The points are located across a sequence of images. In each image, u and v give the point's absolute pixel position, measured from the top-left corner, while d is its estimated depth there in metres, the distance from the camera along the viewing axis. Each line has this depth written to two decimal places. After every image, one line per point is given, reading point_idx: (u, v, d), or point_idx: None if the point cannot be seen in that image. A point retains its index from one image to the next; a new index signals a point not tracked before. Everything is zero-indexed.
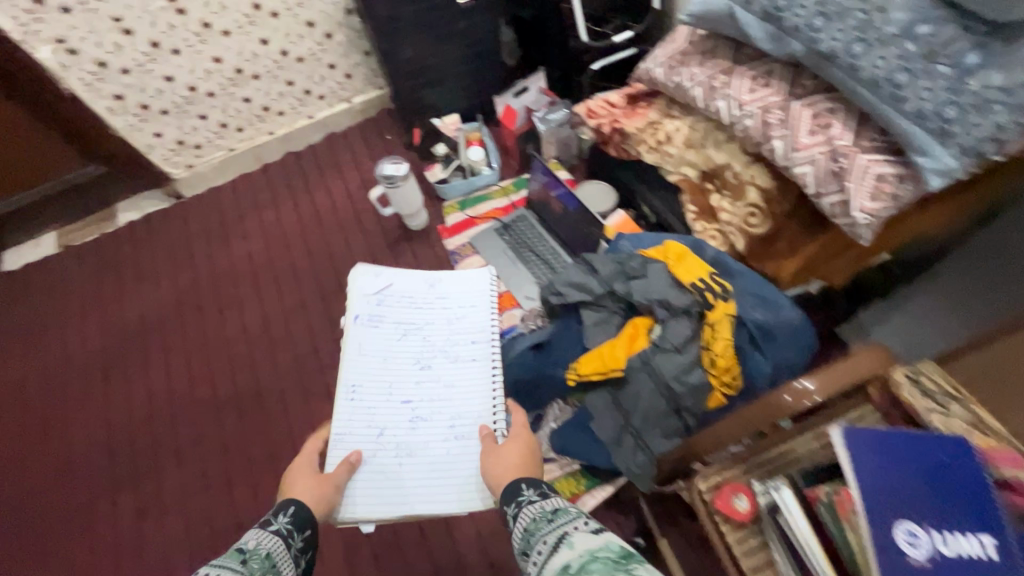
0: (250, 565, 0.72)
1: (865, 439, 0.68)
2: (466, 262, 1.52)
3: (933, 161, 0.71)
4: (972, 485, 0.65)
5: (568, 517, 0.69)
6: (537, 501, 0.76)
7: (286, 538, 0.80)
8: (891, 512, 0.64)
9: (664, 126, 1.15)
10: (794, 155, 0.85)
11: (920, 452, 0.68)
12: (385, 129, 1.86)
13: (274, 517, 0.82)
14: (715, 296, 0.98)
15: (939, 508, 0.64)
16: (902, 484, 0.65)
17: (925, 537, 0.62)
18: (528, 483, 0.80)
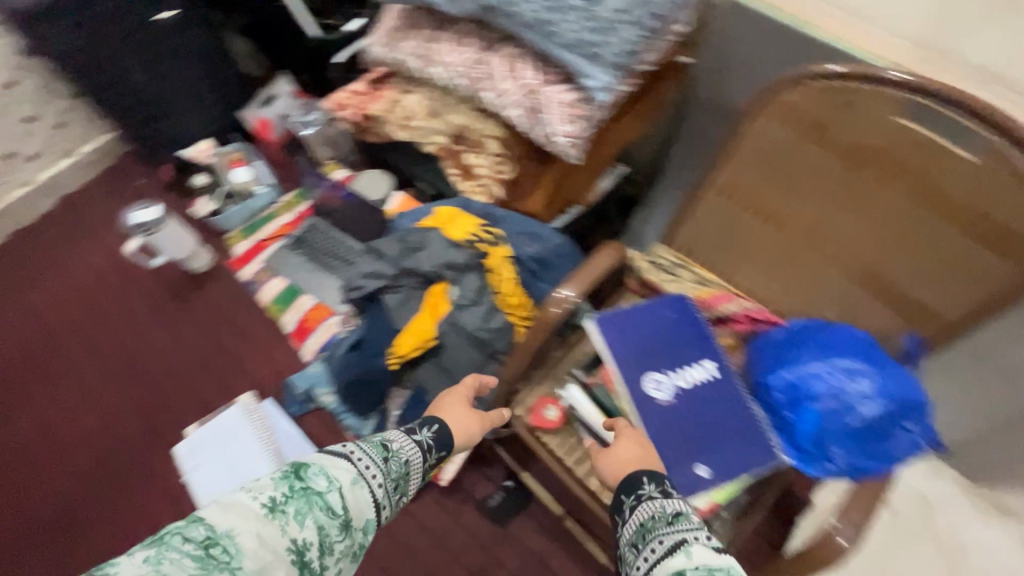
0: (390, 464, 0.67)
1: (611, 320, 0.79)
2: (266, 288, 1.44)
3: (594, 81, 0.84)
4: (691, 326, 0.80)
5: (692, 525, 0.56)
6: (659, 499, 0.61)
7: (424, 452, 0.75)
8: (639, 369, 0.76)
9: (405, 102, 1.18)
10: (502, 101, 0.94)
11: (654, 314, 0.80)
12: (132, 174, 1.64)
13: (418, 429, 0.77)
14: (489, 244, 1.05)
15: (674, 353, 0.77)
16: (644, 344, 0.77)
17: (667, 380, 0.75)
18: (651, 474, 0.64)
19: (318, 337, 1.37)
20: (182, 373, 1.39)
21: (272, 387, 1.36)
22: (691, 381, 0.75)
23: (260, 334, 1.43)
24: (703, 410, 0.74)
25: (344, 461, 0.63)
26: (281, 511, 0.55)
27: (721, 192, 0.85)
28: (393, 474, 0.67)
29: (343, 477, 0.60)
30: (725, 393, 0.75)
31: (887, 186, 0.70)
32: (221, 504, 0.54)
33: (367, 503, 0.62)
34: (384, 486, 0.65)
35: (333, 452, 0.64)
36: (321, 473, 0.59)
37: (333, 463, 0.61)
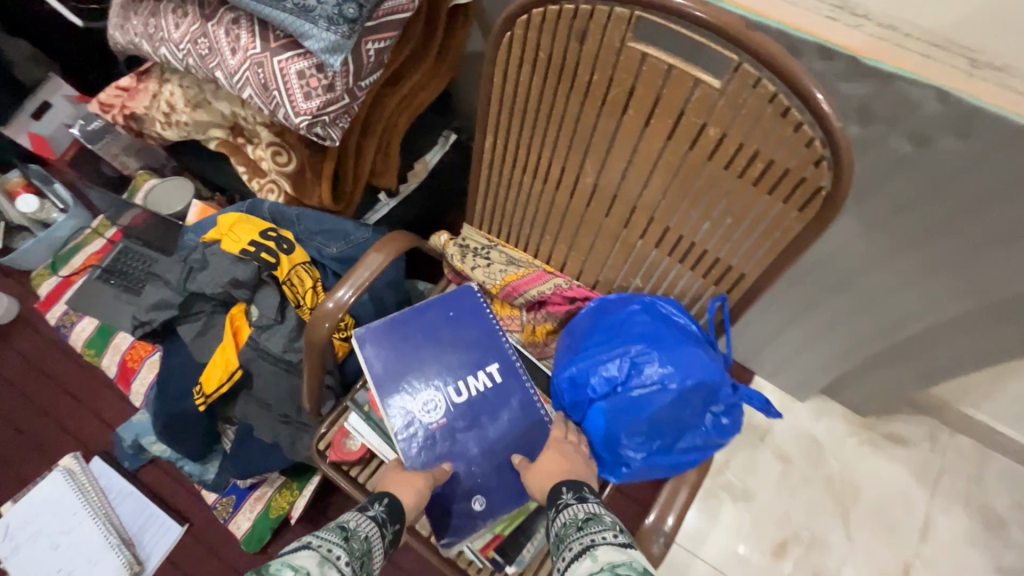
0: (352, 547, 0.53)
1: (378, 336, 0.69)
2: (76, 331, 1.25)
3: (317, 42, 0.67)
4: (474, 327, 0.72)
5: (604, 526, 0.51)
6: (576, 506, 0.54)
7: (382, 527, 0.57)
8: (409, 391, 0.67)
9: (164, 94, 0.98)
10: (235, 81, 0.77)
11: (430, 320, 0.71)
12: None
13: (370, 501, 0.59)
14: (275, 252, 0.88)
15: (451, 363, 0.69)
16: (415, 360, 0.69)
17: (441, 397, 0.68)
18: (569, 482, 0.57)
19: (142, 378, 1.19)
20: None
21: (102, 441, 1.20)
22: (473, 392, 0.69)
23: (84, 384, 1.24)
24: (485, 422, 0.68)
25: (305, 548, 0.49)
26: None
27: (497, 158, 0.72)
28: (358, 554, 0.53)
29: (309, 563, 0.47)
30: (511, 399, 0.69)
31: (647, 129, 0.57)
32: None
33: None
34: (353, 568, 0.51)
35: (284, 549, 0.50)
36: (285, 566, 0.46)
37: (295, 556, 0.48)
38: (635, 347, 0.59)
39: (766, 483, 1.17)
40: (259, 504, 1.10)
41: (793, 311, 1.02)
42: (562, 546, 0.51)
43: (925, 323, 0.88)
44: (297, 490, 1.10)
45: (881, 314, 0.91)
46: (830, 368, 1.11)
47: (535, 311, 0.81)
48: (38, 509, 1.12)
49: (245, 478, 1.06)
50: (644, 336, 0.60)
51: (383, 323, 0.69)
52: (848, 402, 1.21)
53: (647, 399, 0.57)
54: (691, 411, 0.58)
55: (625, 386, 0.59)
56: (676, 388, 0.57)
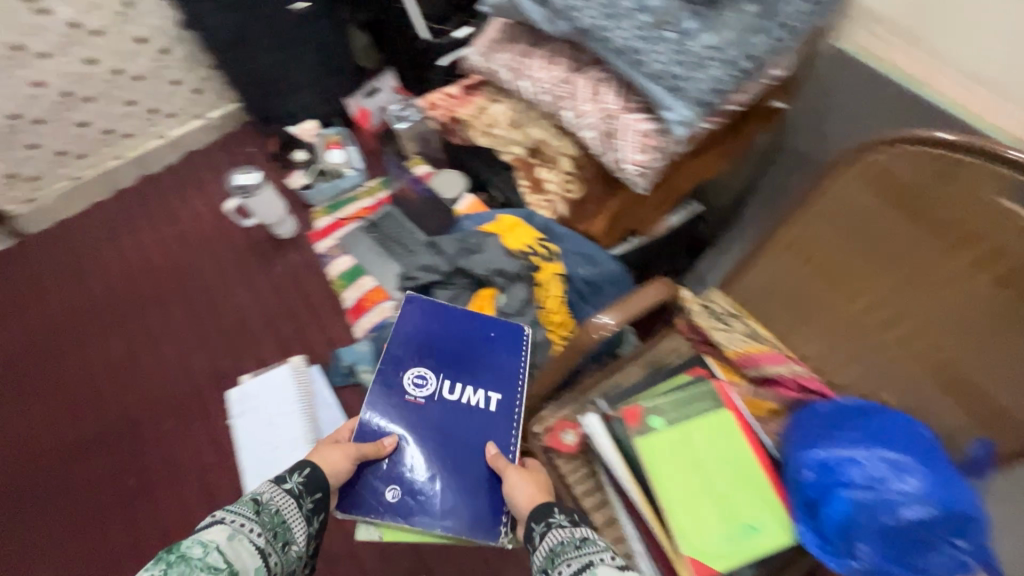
0: (261, 517, 0.73)
1: (422, 308, 0.99)
2: (335, 264, 1.54)
3: (675, 114, 0.82)
4: (505, 357, 0.96)
5: (599, 548, 0.69)
6: (567, 528, 0.73)
7: (299, 497, 0.77)
8: (406, 366, 0.93)
9: (490, 111, 1.22)
10: (580, 122, 0.94)
11: (463, 328, 0.98)
12: (246, 142, 1.83)
13: (289, 474, 0.79)
14: (542, 258, 1.06)
15: (459, 369, 0.94)
16: (445, 343, 0.95)
17: (430, 383, 0.92)
18: (560, 507, 0.77)
19: (371, 317, 1.44)
20: (248, 326, 1.52)
21: (323, 355, 1.46)
22: (465, 398, 0.92)
23: (322, 305, 1.53)
24: (462, 421, 0.90)
25: (216, 526, 0.69)
26: None
27: (791, 245, 0.83)
28: (270, 525, 0.73)
29: (217, 538, 0.67)
30: (488, 427, 0.89)
31: (970, 270, 0.67)
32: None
33: (249, 552, 0.68)
34: (264, 535, 0.71)
35: (198, 525, 0.69)
36: (194, 544, 0.65)
37: (205, 532, 0.67)
38: (903, 458, 0.65)
39: None
40: None
41: None
42: (560, 558, 0.69)
43: None
44: None
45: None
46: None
47: (760, 386, 0.87)
48: (269, 391, 1.39)
49: None
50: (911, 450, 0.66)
51: (438, 304, 0.99)
52: None
53: (902, 505, 0.62)
54: (941, 536, 0.61)
55: (881, 487, 0.64)
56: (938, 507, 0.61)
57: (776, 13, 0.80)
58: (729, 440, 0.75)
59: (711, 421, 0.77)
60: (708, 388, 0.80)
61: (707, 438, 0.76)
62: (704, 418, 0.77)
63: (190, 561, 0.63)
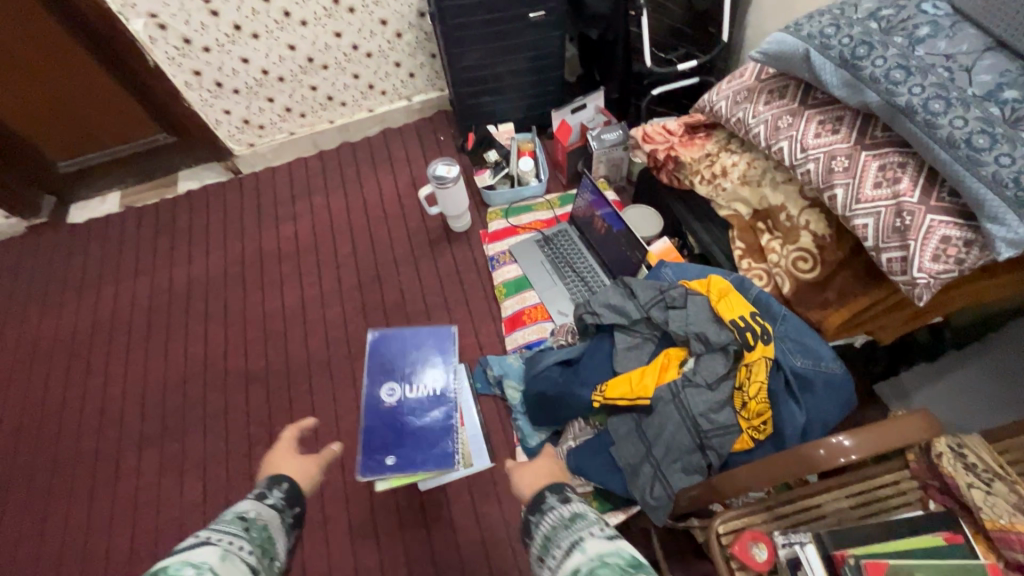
0: (250, 532, 0.77)
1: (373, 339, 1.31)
2: (502, 269, 1.54)
3: (1005, 231, 0.68)
4: (441, 355, 1.29)
5: (589, 522, 0.70)
6: (559, 508, 0.77)
7: (282, 510, 0.85)
8: (376, 383, 1.26)
9: (721, 160, 1.13)
10: (855, 207, 0.82)
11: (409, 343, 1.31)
12: (440, 130, 1.90)
13: (268, 493, 0.87)
14: (755, 337, 0.95)
15: (392, 372, 1.27)
16: (376, 367, 1.27)
17: (395, 392, 1.25)
18: (552, 490, 0.81)
19: (527, 333, 1.42)
20: (407, 308, 1.57)
21: (470, 356, 1.47)
22: (420, 393, 1.24)
23: (479, 306, 1.54)
24: (432, 418, 1.21)
25: (206, 544, 0.69)
26: None
27: None
28: (257, 541, 0.77)
29: (212, 557, 0.67)
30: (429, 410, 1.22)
31: None
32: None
33: (243, 571, 0.69)
34: (252, 554, 0.74)
35: (185, 547, 0.68)
36: (186, 565, 0.64)
37: (194, 553, 0.66)
38: None
39: None
40: None
41: None
42: (555, 539, 0.71)
43: None
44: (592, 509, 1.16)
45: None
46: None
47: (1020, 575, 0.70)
48: None
49: (571, 474, 1.14)
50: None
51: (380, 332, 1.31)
52: None
53: None
54: None
55: None
56: None
57: None
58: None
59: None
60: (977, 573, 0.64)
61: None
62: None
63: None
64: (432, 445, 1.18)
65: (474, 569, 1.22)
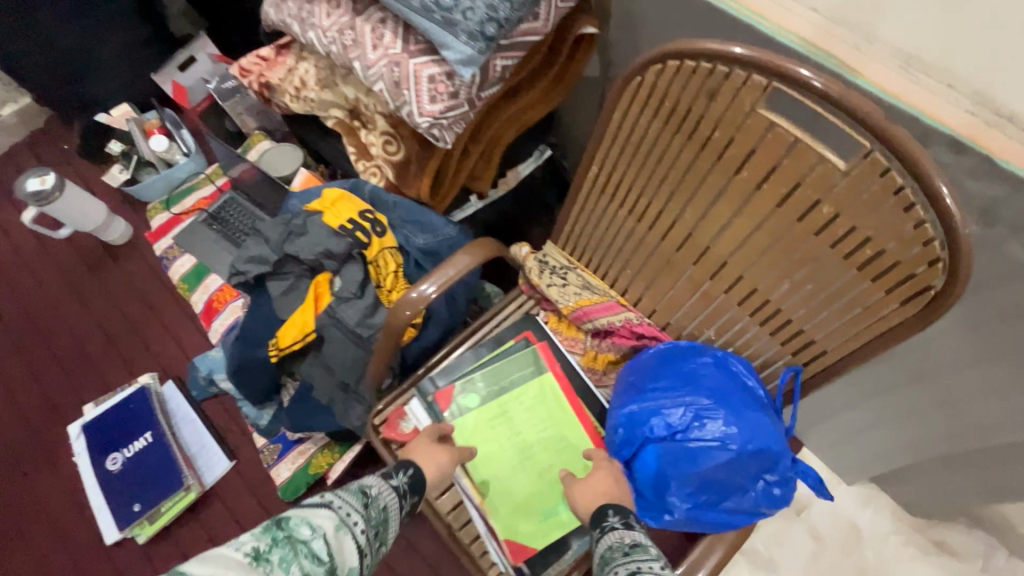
0: (369, 511, 0.62)
1: (75, 435, 1.24)
2: (176, 265, 1.37)
3: (454, 53, 0.72)
4: (142, 403, 1.23)
5: (648, 555, 0.53)
6: (622, 531, 0.57)
7: (401, 497, 0.67)
8: (91, 465, 1.19)
9: (299, 71, 1.07)
10: (370, 73, 0.82)
11: (107, 415, 1.23)
12: (58, 140, 1.58)
13: (394, 470, 0.69)
14: (369, 233, 0.96)
15: (101, 446, 1.20)
16: (87, 453, 1.20)
17: (111, 460, 1.18)
18: (617, 506, 0.60)
19: (223, 320, 1.30)
20: (88, 350, 1.35)
21: (178, 368, 1.32)
22: (134, 448, 1.19)
23: (172, 314, 1.37)
24: (155, 460, 1.18)
25: (325, 508, 0.58)
26: (265, 560, 0.49)
27: (596, 185, 0.75)
28: (373, 521, 0.62)
29: (326, 524, 0.55)
30: (149, 456, 1.18)
31: (755, 194, 0.58)
32: (200, 560, 0.48)
33: (351, 550, 0.56)
34: (367, 533, 0.59)
35: (310, 502, 0.59)
36: (303, 523, 0.54)
37: (314, 512, 0.56)
38: (702, 400, 0.61)
39: (795, 559, 1.14)
40: (301, 458, 1.18)
41: (862, 389, 0.97)
42: (606, 567, 0.54)
43: (1001, 436, 0.82)
44: (336, 454, 1.17)
45: (954, 416, 0.87)
46: (887, 458, 1.05)
47: (600, 339, 0.83)
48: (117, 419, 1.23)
49: (298, 431, 1.14)
50: (714, 391, 0.61)
51: (79, 421, 1.25)
52: (897, 497, 1.15)
53: (704, 454, 0.58)
54: (746, 475, 0.59)
55: (682, 435, 0.60)
56: (735, 450, 0.58)
57: None
58: (549, 409, 0.78)
59: (531, 392, 0.78)
60: (529, 358, 0.80)
61: (525, 412, 0.78)
62: (524, 390, 0.78)
63: (299, 539, 0.52)
64: (152, 482, 1.16)
65: None
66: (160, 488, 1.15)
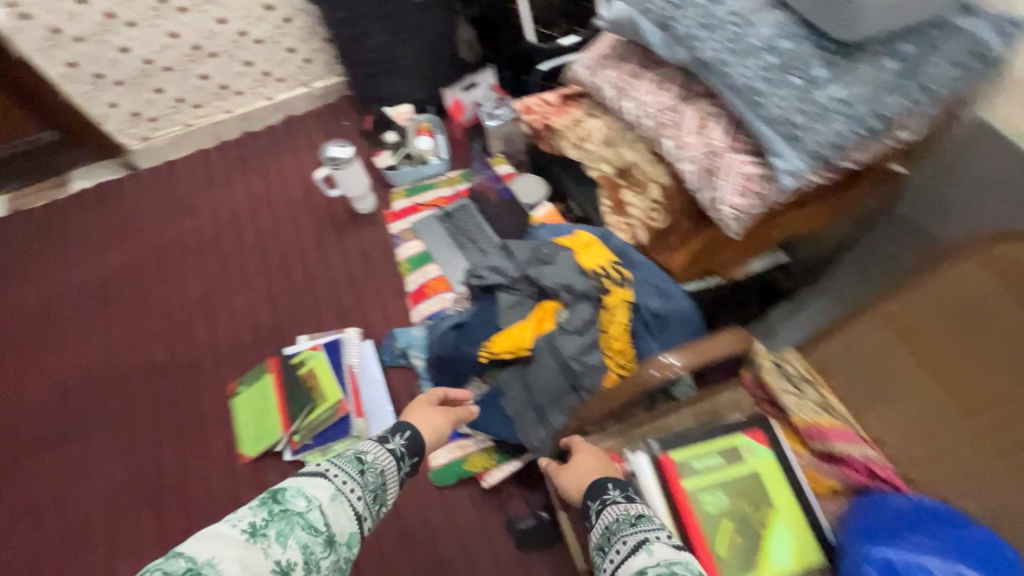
0: (366, 476, 0.79)
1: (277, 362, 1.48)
2: (405, 246, 1.58)
3: (784, 163, 0.78)
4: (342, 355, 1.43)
5: (648, 520, 0.66)
6: (622, 506, 0.70)
7: (400, 458, 0.89)
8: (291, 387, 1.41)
9: (585, 124, 1.21)
10: (680, 153, 0.92)
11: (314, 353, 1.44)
12: (343, 116, 1.92)
13: (392, 437, 0.90)
14: (613, 282, 1.04)
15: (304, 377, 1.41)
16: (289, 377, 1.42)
17: None
18: (615, 484, 0.74)
19: (430, 305, 1.47)
20: (315, 291, 1.59)
21: (378, 331, 1.51)
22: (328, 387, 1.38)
23: (386, 285, 1.58)
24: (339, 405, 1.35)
25: (318, 482, 0.72)
26: (260, 536, 0.63)
27: (881, 321, 0.80)
28: (370, 487, 0.78)
29: (322, 496, 0.70)
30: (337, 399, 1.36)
31: None
32: (199, 539, 0.61)
33: (345, 516, 0.72)
34: (364, 498, 0.76)
35: (306, 473, 0.73)
36: (298, 496, 0.68)
37: (308, 486, 0.71)
38: None
39: None
40: (459, 452, 1.27)
41: None
42: (614, 535, 0.66)
43: None
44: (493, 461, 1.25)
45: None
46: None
47: (827, 463, 0.82)
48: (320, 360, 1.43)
49: (473, 428, 1.23)
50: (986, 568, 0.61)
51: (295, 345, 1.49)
52: None
53: None
54: None
55: None
56: None
57: (917, 73, 0.75)
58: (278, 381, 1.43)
59: None
60: (761, 472, 0.76)
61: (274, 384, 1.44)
62: None
63: (293, 511, 0.67)
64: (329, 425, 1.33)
65: (385, 528, 1.26)
66: (336, 431, 1.32)
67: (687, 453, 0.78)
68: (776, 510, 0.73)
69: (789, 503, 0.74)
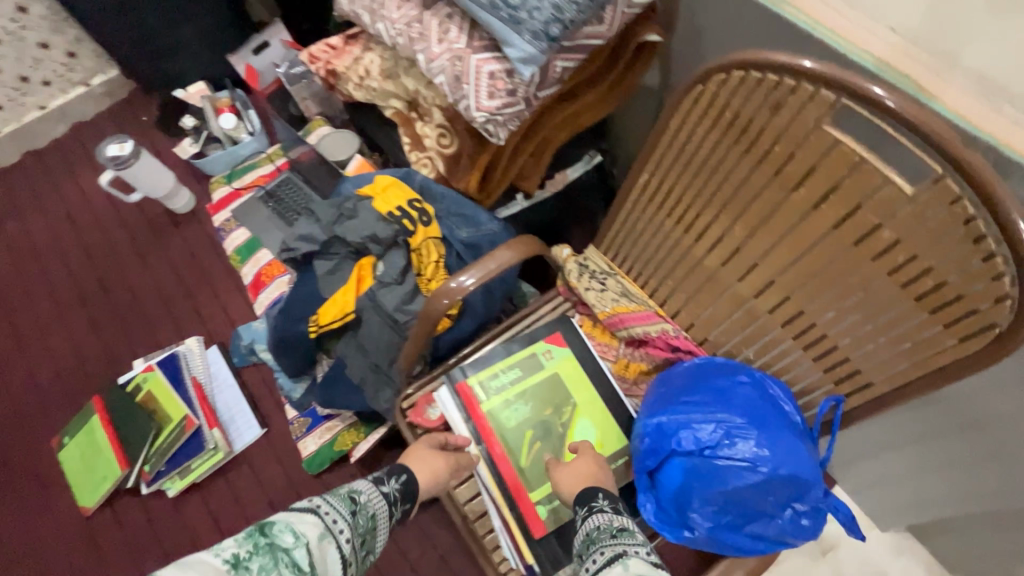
0: (357, 519, 0.63)
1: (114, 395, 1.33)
2: (231, 237, 1.44)
3: (516, 51, 0.73)
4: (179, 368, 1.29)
5: (634, 538, 0.59)
6: (609, 515, 0.63)
7: (392, 505, 0.70)
8: None
9: (364, 60, 1.10)
10: (432, 66, 0.84)
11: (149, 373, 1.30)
12: (138, 110, 1.69)
13: (387, 478, 0.72)
14: (414, 221, 0.98)
15: None
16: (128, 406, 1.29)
17: None
18: (606, 492, 0.67)
19: (269, 293, 1.35)
20: (145, 309, 1.43)
21: (224, 335, 1.39)
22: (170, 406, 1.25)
23: (224, 283, 1.44)
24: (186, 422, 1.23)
25: (310, 515, 0.58)
26: (243, 569, 0.50)
27: None
28: (360, 529, 0.63)
29: (310, 533, 0.56)
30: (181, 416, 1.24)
31: (812, 215, 0.56)
32: (178, 566, 0.48)
33: (334, 558, 0.57)
34: (353, 541, 0.60)
35: (297, 507, 0.59)
36: (286, 530, 0.54)
37: (299, 519, 0.56)
38: (734, 419, 0.60)
39: None
40: (328, 434, 1.21)
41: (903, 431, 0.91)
42: (592, 544, 0.60)
43: None
44: (362, 434, 1.20)
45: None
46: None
47: (633, 347, 0.83)
48: None
49: (328, 408, 1.17)
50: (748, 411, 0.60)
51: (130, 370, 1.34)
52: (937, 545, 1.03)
53: (733, 476, 0.58)
54: (775, 503, 0.58)
55: (711, 452, 0.60)
56: (766, 475, 0.57)
57: None
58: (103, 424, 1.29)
59: None
60: (561, 374, 0.80)
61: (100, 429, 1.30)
62: None
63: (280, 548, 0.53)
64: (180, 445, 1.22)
65: None
66: (188, 450, 1.21)
67: (490, 373, 0.79)
68: (577, 407, 0.79)
69: (589, 399, 0.79)
